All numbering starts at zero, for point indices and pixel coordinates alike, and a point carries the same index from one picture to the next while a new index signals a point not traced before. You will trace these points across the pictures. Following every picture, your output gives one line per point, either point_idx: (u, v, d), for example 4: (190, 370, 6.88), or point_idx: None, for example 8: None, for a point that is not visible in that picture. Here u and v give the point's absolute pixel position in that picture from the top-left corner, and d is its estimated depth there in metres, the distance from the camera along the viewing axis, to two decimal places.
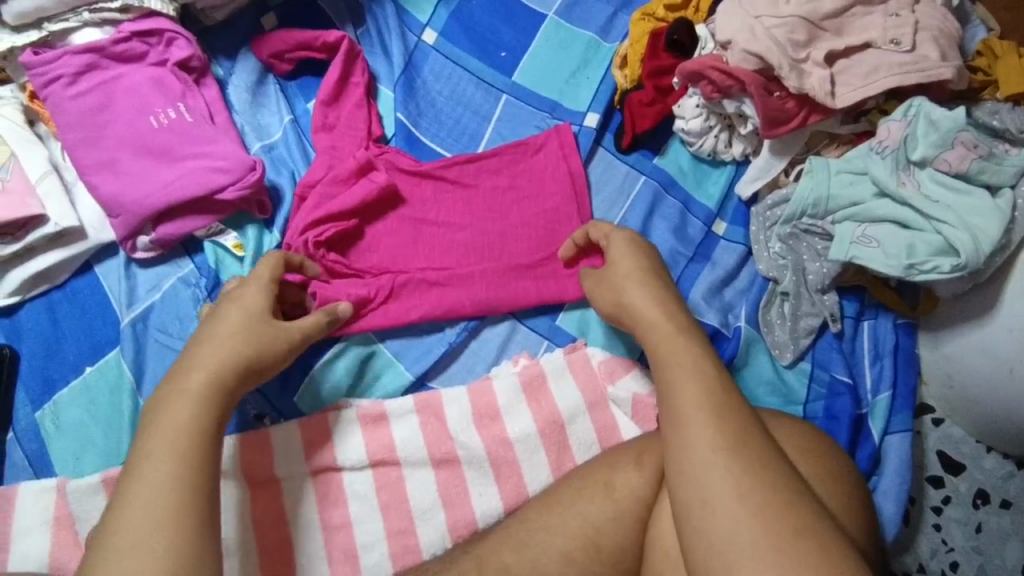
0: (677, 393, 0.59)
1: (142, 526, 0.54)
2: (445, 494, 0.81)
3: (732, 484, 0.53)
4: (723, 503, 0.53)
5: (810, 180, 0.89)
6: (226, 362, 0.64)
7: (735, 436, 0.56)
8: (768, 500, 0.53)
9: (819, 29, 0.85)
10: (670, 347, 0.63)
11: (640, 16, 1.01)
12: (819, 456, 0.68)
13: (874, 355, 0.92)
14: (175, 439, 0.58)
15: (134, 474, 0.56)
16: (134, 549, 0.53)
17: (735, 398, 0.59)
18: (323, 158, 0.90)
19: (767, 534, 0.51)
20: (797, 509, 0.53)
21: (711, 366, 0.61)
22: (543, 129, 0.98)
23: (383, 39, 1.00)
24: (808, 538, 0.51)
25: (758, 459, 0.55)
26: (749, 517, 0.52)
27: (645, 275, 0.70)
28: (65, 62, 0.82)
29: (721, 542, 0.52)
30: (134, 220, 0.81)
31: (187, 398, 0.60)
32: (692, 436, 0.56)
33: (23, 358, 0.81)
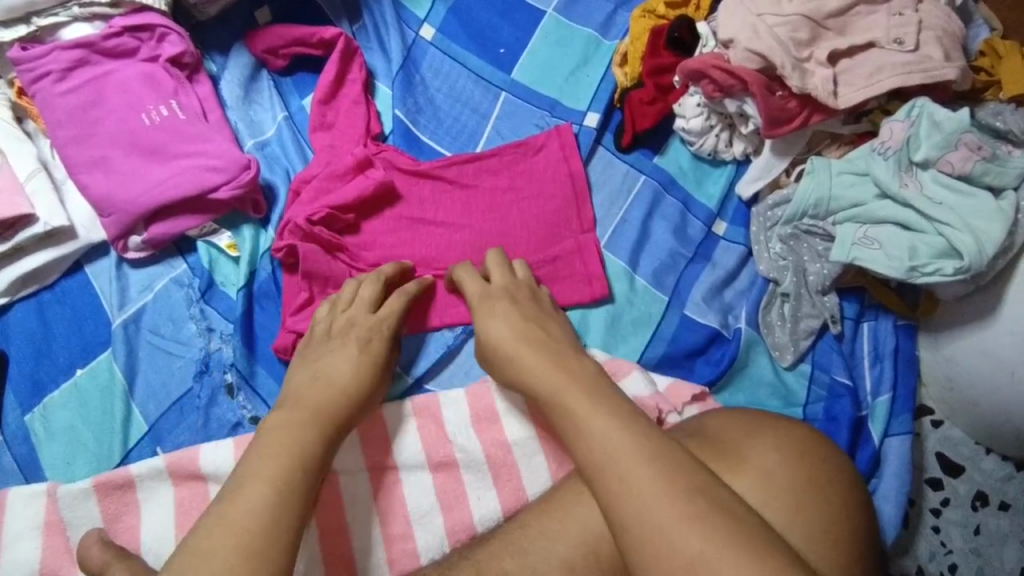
0: (579, 434, 0.62)
1: (256, 537, 0.58)
2: (443, 497, 0.81)
3: (643, 518, 0.56)
4: (660, 529, 0.55)
5: (811, 180, 0.88)
6: (342, 390, 0.72)
7: (630, 468, 0.58)
8: (673, 524, 0.55)
9: (822, 28, 0.85)
10: (564, 388, 0.66)
11: (640, 13, 1.00)
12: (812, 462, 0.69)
13: (875, 357, 0.91)
14: (286, 449, 0.64)
15: (249, 472, 0.62)
16: (244, 556, 0.57)
17: (627, 428, 0.61)
18: (321, 156, 0.89)
19: (681, 554, 0.54)
20: (733, 522, 0.55)
21: (608, 400, 0.64)
22: (542, 128, 0.97)
23: (380, 35, 0.99)
24: (740, 550, 0.54)
25: (654, 492, 0.57)
26: (661, 546, 0.55)
27: (511, 320, 0.76)
28: (55, 58, 0.80)
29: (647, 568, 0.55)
30: (126, 219, 0.79)
31: (303, 416, 0.68)
32: (598, 476, 0.59)
33: (14, 360, 0.80)
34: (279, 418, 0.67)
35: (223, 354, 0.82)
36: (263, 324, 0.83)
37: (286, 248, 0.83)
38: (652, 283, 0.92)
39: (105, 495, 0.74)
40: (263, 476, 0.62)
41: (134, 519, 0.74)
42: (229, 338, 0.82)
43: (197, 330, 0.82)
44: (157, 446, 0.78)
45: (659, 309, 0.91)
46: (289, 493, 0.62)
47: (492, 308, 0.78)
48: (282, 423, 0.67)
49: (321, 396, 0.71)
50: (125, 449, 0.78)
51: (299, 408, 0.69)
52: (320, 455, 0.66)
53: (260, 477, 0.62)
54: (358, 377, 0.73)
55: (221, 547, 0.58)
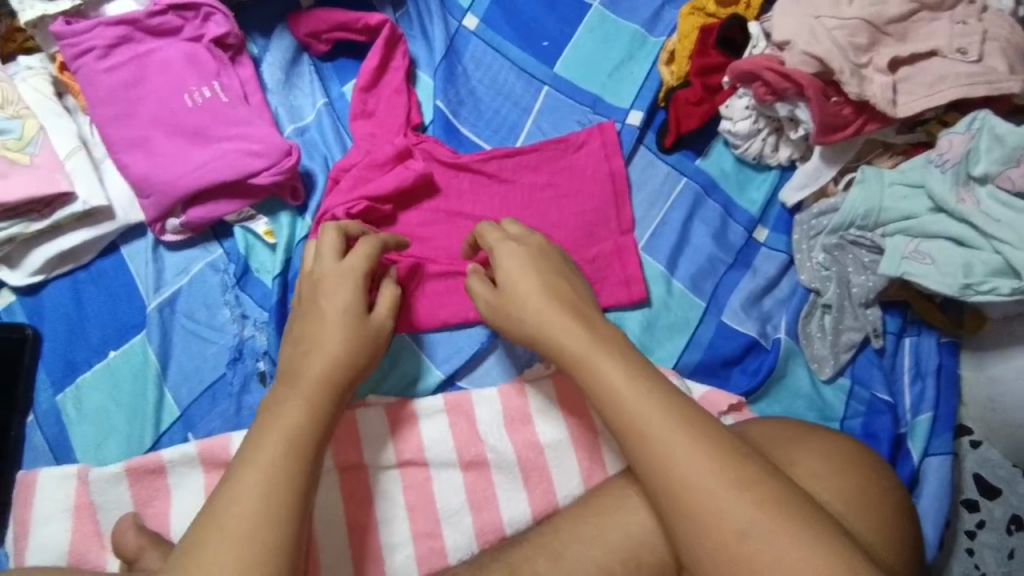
0: (614, 406, 0.62)
1: (245, 523, 0.58)
2: (473, 497, 0.80)
3: (688, 489, 0.57)
4: (702, 498, 0.57)
5: (861, 190, 0.86)
6: (333, 363, 0.69)
7: (673, 439, 0.59)
8: (718, 491, 0.56)
9: (882, 33, 0.82)
10: (592, 358, 0.65)
11: (689, 10, 0.97)
12: (860, 466, 0.68)
13: (916, 374, 0.89)
14: (280, 437, 0.63)
15: (243, 459, 0.62)
16: (235, 539, 0.57)
17: (666, 400, 0.61)
18: (361, 145, 0.87)
19: (729, 526, 0.56)
20: (773, 489, 0.57)
21: (641, 371, 0.63)
22: (583, 124, 0.95)
23: (423, 23, 0.97)
24: (781, 516, 0.55)
25: (696, 464, 0.57)
26: (708, 514, 0.56)
27: (532, 273, 0.71)
28: (98, 34, 0.78)
29: (695, 538, 0.57)
30: (165, 201, 0.78)
31: (296, 400, 0.66)
32: (638, 447, 0.60)
33: (47, 339, 0.79)
34: (277, 396, 0.67)
35: (256, 342, 0.80)
36: None
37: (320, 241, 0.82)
38: (690, 288, 0.90)
39: (136, 479, 0.74)
40: (254, 462, 0.61)
41: (164, 505, 0.74)
42: (263, 326, 0.81)
43: (231, 317, 0.81)
44: (188, 432, 0.78)
45: (697, 315, 0.89)
46: (281, 476, 0.61)
47: (512, 255, 0.72)
48: (280, 401, 0.66)
49: (317, 365, 0.68)
50: (156, 434, 0.77)
51: (289, 388, 0.67)
52: (312, 441, 0.64)
53: (254, 460, 0.61)
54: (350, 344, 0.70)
55: (214, 531, 0.58)
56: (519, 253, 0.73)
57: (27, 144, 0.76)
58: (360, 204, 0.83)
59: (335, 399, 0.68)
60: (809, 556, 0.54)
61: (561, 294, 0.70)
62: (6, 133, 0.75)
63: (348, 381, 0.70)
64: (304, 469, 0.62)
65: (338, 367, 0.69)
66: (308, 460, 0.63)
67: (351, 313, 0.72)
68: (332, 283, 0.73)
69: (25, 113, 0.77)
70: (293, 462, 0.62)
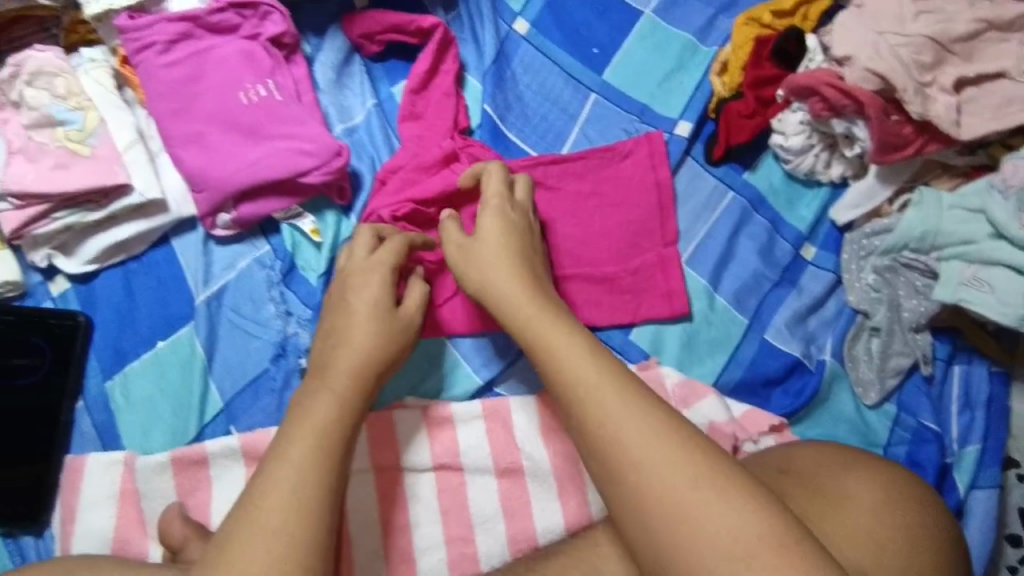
0: (566, 377, 0.65)
1: (276, 517, 0.58)
2: (507, 504, 0.80)
3: (631, 454, 0.59)
4: (632, 463, 0.59)
5: (917, 212, 0.84)
6: (363, 358, 0.70)
7: (619, 407, 0.61)
8: (647, 456, 0.59)
9: (948, 52, 0.80)
10: (547, 332, 0.68)
11: (744, 20, 0.95)
12: (906, 498, 0.67)
13: (965, 403, 0.86)
14: (313, 432, 0.63)
15: (277, 453, 0.62)
16: (269, 535, 0.57)
17: (613, 370, 0.64)
18: (408, 147, 0.87)
19: (670, 490, 0.57)
20: (701, 456, 0.58)
21: (589, 343, 0.67)
22: (630, 133, 0.94)
23: (474, 26, 0.96)
24: (709, 484, 0.57)
25: (638, 431, 0.60)
26: (637, 478, 0.58)
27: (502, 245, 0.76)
28: (160, 29, 0.79)
29: (636, 503, 0.58)
30: (217, 197, 0.79)
31: (328, 396, 0.67)
32: (587, 417, 0.62)
33: (98, 326, 0.81)
34: (309, 390, 0.68)
35: (299, 339, 0.81)
36: None
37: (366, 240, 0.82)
38: (734, 305, 0.89)
39: (180, 469, 0.75)
40: (286, 458, 0.62)
41: (205, 496, 0.75)
42: (307, 324, 0.82)
43: (275, 313, 0.82)
44: (230, 425, 0.79)
45: (740, 331, 0.88)
46: (314, 472, 0.61)
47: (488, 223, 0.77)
48: (311, 395, 0.67)
49: (347, 360, 0.69)
50: (200, 425, 0.79)
51: (321, 383, 0.68)
52: (344, 438, 0.65)
53: (284, 455, 0.62)
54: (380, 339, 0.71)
55: (245, 524, 0.58)
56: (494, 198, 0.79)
57: (88, 135, 0.78)
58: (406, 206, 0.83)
59: (365, 395, 0.69)
60: (740, 520, 0.55)
61: (518, 255, 0.76)
62: (69, 124, 0.77)
63: (376, 377, 0.70)
64: (335, 468, 0.63)
65: (368, 363, 0.70)
66: (339, 457, 0.63)
67: (380, 305, 0.73)
68: (358, 278, 0.75)
69: (87, 105, 0.79)
70: (325, 460, 0.62)
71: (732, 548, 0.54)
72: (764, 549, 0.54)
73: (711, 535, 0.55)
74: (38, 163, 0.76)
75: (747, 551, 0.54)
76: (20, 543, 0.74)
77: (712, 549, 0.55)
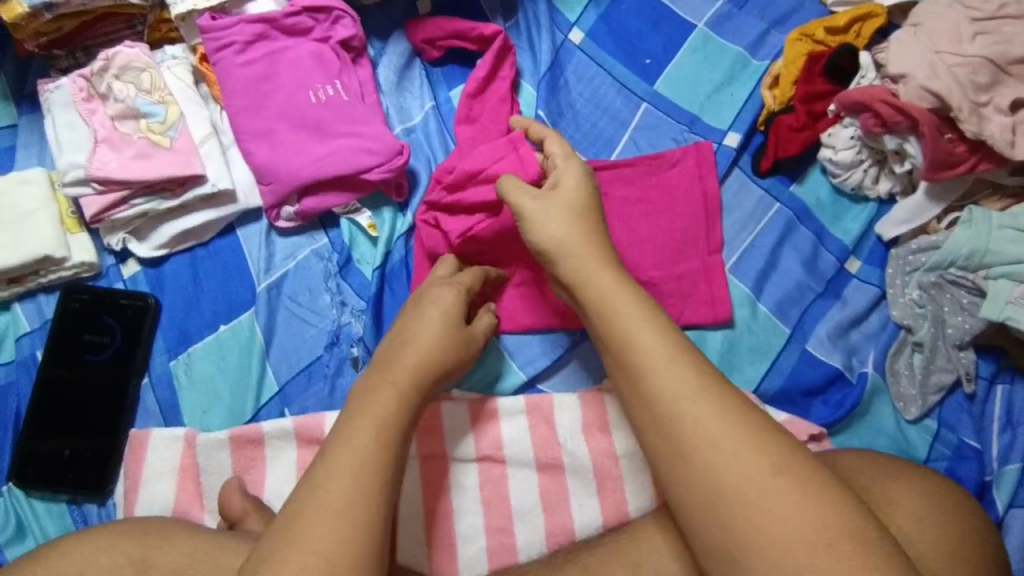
0: (634, 351, 0.64)
1: (341, 498, 0.61)
2: (546, 498, 0.82)
3: (704, 432, 0.59)
4: (706, 446, 0.58)
5: (967, 230, 0.84)
6: (424, 357, 0.73)
7: (695, 384, 0.61)
8: (724, 442, 0.58)
9: (1005, 73, 0.81)
10: (617, 303, 0.67)
11: (797, 36, 0.96)
12: (948, 507, 0.67)
13: (1007, 423, 0.86)
14: (375, 420, 0.67)
15: (340, 438, 0.66)
16: (332, 515, 0.61)
17: (686, 347, 0.64)
18: (462, 149, 0.89)
19: (745, 470, 0.57)
20: (778, 446, 0.58)
21: (660, 318, 0.66)
22: (679, 142, 0.96)
23: (531, 36, 0.99)
24: (788, 475, 0.57)
25: (714, 410, 0.60)
26: (712, 464, 0.58)
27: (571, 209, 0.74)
28: (238, 30, 0.84)
29: (706, 481, 0.58)
30: (283, 190, 0.83)
31: (388, 387, 0.70)
32: (659, 394, 0.61)
33: (165, 308, 0.85)
34: (371, 381, 0.71)
35: (352, 329, 0.85)
36: (392, 306, 0.86)
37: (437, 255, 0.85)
38: (775, 314, 0.90)
39: (237, 447, 0.79)
40: (348, 442, 0.65)
41: (259, 474, 0.79)
42: (360, 314, 0.85)
43: (331, 303, 0.86)
44: (285, 408, 0.82)
45: (780, 341, 0.89)
46: (375, 459, 0.64)
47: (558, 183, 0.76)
48: (371, 385, 0.70)
49: (409, 356, 0.73)
50: (256, 406, 0.82)
51: (381, 375, 0.71)
52: (403, 428, 0.68)
53: (347, 442, 0.65)
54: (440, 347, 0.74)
55: (311, 504, 0.61)
56: (567, 154, 0.77)
57: (168, 128, 0.83)
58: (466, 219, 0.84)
59: (425, 389, 0.72)
60: (820, 515, 0.55)
61: (594, 218, 0.75)
62: (152, 116, 0.82)
63: (433, 376, 0.73)
64: (394, 456, 0.65)
65: (436, 361, 0.74)
66: (398, 445, 0.66)
67: (453, 315, 0.77)
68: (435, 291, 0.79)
69: (169, 99, 0.83)
70: (384, 448, 0.65)
71: (806, 534, 0.54)
72: (845, 540, 0.54)
73: (789, 524, 0.55)
74: (121, 152, 0.81)
75: (827, 542, 0.54)
76: (84, 510, 0.79)
77: (784, 531, 0.55)
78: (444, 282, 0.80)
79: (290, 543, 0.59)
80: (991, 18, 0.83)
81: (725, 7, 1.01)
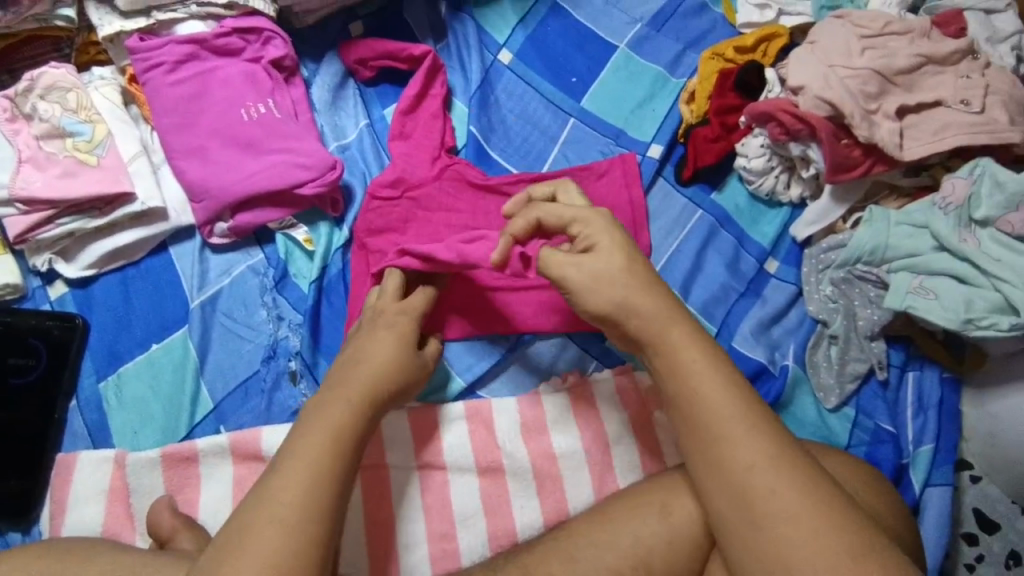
0: (702, 417, 0.63)
1: (294, 511, 0.60)
2: (487, 501, 0.83)
3: (781, 505, 0.58)
4: (777, 522, 0.58)
5: (868, 229, 0.91)
6: (378, 374, 0.72)
7: (774, 453, 0.60)
8: (797, 520, 0.58)
9: (891, 84, 0.88)
10: (687, 362, 0.65)
11: (709, 55, 1.03)
12: (876, 487, 0.71)
13: (918, 407, 0.92)
14: (328, 432, 0.65)
15: (292, 453, 0.64)
16: (280, 529, 0.59)
17: (759, 413, 0.62)
18: (396, 164, 0.92)
19: (823, 548, 0.57)
20: (852, 524, 0.57)
21: (732, 378, 0.64)
22: (606, 154, 1.00)
23: (461, 56, 1.03)
24: (866, 555, 0.56)
25: (788, 484, 0.59)
26: (784, 541, 0.58)
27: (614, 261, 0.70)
28: (169, 50, 0.86)
29: (780, 555, 0.57)
30: (215, 206, 0.84)
31: (339, 401, 0.68)
32: (730, 463, 0.61)
33: (94, 329, 0.84)
34: (325, 396, 0.69)
35: (289, 342, 0.85)
36: (329, 319, 0.86)
37: (383, 273, 0.83)
38: (702, 313, 0.94)
39: (169, 466, 0.78)
40: (299, 456, 0.63)
41: (194, 492, 0.78)
42: (297, 328, 0.85)
43: (267, 317, 0.86)
44: (221, 424, 0.82)
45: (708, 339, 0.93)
46: (328, 472, 0.63)
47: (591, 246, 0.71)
48: (326, 400, 0.69)
49: (364, 373, 0.72)
50: (191, 424, 0.81)
51: (335, 389, 0.70)
52: (355, 438, 0.67)
53: (303, 453, 0.64)
54: (397, 367, 0.74)
55: (261, 518, 0.60)
56: (586, 216, 0.73)
57: (95, 146, 0.83)
58: (466, 245, 0.81)
59: (380, 404, 0.71)
60: None
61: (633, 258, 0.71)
62: (78, 135, 0.83)
63: (388, 391, 0.72)
64: (348, 465, 0.65)
65: (390, 379, 0.73)
66: (350, 456, 0.65)
67: (406, 334, 0.77)
68: (390, 313, 0.78)
69: (97, 119, 0.84)
70: (337, 460, 0.64)
71: None
72: None
73: None
74: (47, 171, 0.81)
75: None
76: (6, 538, 0.76)
77: None
78: (398, 309, 0.79)
79: (240, 558, 0.58)
80: (877, 35, 0.91)
81: (644, 29, 1.07)
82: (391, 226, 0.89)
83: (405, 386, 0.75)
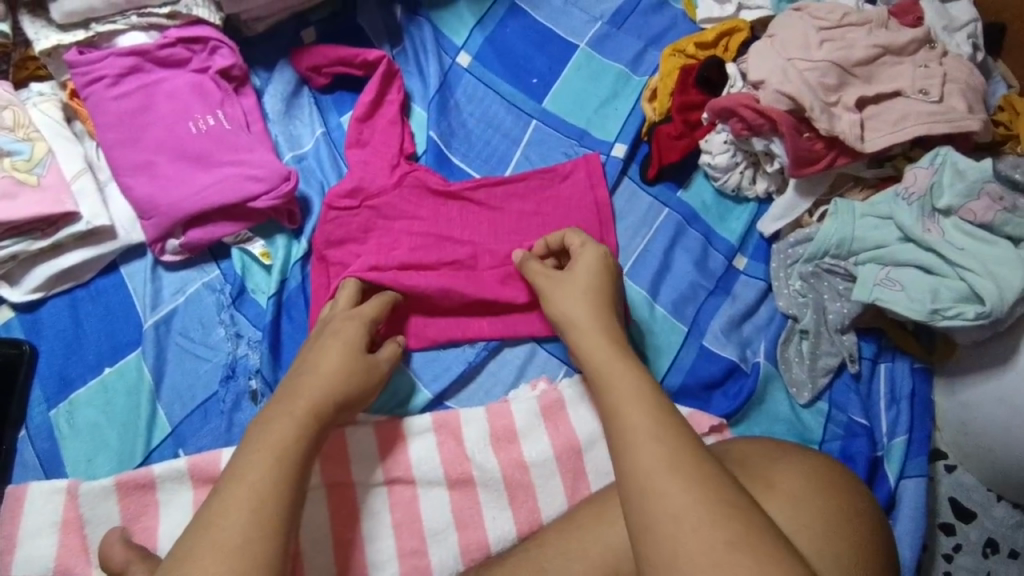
0: (614, 422, 0.63)
1: (238, 533, 0.58)
2: (458, 515, 0.81)
3: (670, 505, 0.56)
4: (661, 521, 0.55)
5: (834, 221, 0.90)
6: (327, 386, 0.70)
7: (668, 454, 0.58)
8: (679, 521, 0.55)
9: (850, 75, 0.88)
10: (612, 380, 0.66)
11: (671, 51, 1.02)
12: (833, 488, 0.69)
13: (891, 399, 0.91)
14: (276, 448, 0.64)
15: (236, 472, 0.62)
16: (225, 551, 0.57)
17: (670, 420, 0.61)
18: (353, 172, 0.89)
19: (702, 548, 0.54)
20: (737, 523, 0.54)
21: (654, 394, 0.64)
22: (570, 156, 0.98)
23: (418, 60, 1.01)
24: (744, 551, 0.53)
25: (679, 483, 0.56)
26: (665, 540, 0.55)
27: (573, 282, 0.78)
28: (110, 63, 0.83)
29: (665, 558, 0.54)
30: (166, 223, 0.81)
31: (284, 415, 0.66)
32: (628, 464, 0.59)
33: (43, 355, 0.81)
34: (270, 411, 0.67)
35: (249, 360, 0.82)
36: (290, 334, 0.84)
37: (340, 284, 0.83)
38: (672, 313, 0.92)
39: (125, 494, 0.75)
40: (245, 475, 0.61)
41: (152, 520, 0.75)
42: (257, 345, 0.83)
43: (225, 335, 0.83)
44: (179, 448, 0.79)
45: (678, 338, 0.91)
46: (277, 488, 0.61)
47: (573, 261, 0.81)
48: (270, 416, 0.67)
49: (313, 386, 0.70)
50: (148, 450, 0.78)
51: (282, 403, 0.68)
52: (304, 453, 0.65)
53: (244, 474, 0.61)
54: (346, 375, 0.72)
55: (204, 544, 0.58)
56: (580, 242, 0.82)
57: (35, 165, 0.80)
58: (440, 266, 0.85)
59: (326, 418, 0.69)
60: None
61: (593, 282, 0.78)
62: (16, 154, 0.80)
63: (336, 406, 0.70)
64: (294, 481, 0.63)
65: (337, 389, 0.71)
66: (300, 472, 0.64)
67: (356, 345, 0.75)
68: (342, 322, 0.77)
69: (36, 136, 0.82)
70: (286, 476, 0.62)
71: None
72: None
73: None
74: None
75: None
76: None
77: None
78: (351, 316, 0.78)
79: None
80: (836, 26, 0.91)
81: (603, 27, 1.06)
82: (350, 236, 0.87)
83: (354, 400, 0.73)
